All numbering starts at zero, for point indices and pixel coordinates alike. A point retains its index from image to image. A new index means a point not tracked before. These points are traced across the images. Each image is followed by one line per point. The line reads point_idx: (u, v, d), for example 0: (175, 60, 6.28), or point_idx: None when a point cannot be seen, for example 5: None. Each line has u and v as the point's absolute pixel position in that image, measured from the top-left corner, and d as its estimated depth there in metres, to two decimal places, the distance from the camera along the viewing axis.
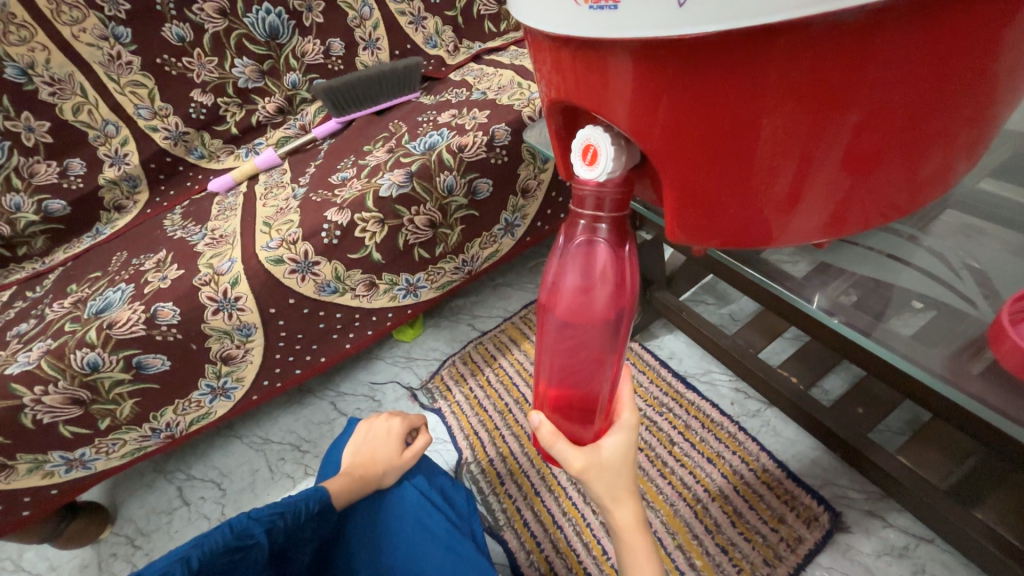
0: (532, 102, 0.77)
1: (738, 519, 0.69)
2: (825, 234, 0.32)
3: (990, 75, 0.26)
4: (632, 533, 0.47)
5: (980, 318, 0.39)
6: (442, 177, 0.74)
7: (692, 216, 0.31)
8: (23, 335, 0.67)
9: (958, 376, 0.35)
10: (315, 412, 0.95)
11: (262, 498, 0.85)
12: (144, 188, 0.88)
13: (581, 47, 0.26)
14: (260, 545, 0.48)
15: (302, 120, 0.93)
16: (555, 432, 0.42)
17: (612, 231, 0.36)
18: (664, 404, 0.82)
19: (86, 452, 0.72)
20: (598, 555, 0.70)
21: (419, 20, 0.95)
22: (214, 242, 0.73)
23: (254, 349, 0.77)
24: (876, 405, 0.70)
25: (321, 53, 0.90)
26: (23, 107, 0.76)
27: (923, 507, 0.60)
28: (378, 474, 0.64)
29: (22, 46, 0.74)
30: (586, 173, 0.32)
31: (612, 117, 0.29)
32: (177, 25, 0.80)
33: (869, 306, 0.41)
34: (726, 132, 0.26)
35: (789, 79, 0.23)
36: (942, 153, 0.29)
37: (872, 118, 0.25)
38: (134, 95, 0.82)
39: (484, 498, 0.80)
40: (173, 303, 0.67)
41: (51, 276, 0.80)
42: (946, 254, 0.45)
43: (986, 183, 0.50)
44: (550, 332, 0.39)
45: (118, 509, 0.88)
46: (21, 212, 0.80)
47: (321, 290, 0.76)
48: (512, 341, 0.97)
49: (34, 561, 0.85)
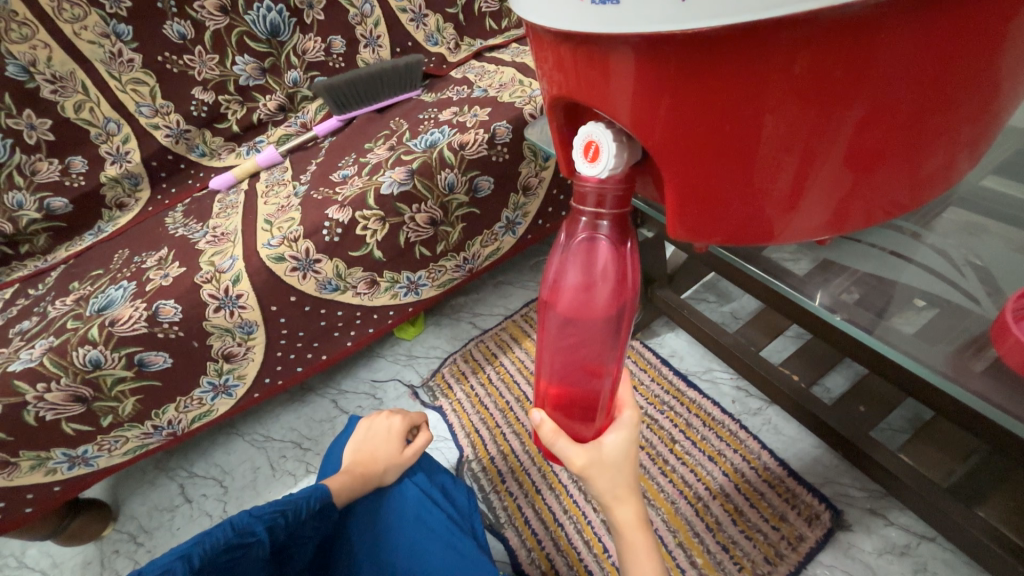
0: (534, 99, 0.76)
1: (739, 518, 0.69)
2: (827, 232, 0.32)
3: (994, 70, 0.26)
4: (633, 531, 0.47)
5: (982, 315, 0.39)
6: (443, 175, 0.74)
7: (694, 213, 0.31)
8: (25, 333, 0.67)
9: (962, 374, 0.34)
10: (316, 409, 0.95)
11: (264, 495, 0.85)
12: (146, 186, 0.88)
13: (582, 43, 0.26)
14: (261, 542, 0.48)
15: (302, 117, 0.93)
16: (556, 430, 0.42)
17: (613, 227, 0.36)
18: (665, 402, 0.82)
19: (88, 449, 0.72)
20: (598, 553, 0.70)
21: (420, 17, 0.94)
22: (216, 239, 0.73)
23: (255, 347, 0.77)
24: (878, 403, 0.70)
25: (322, 50, 0.90)
26: (25, 104, 0.76)
27: (923, 504, 0.59)
28: (378, 472, 0.64)
29: (23, 44, 0.74)
30: (588, 170, 0.32)
31: (613, 113, 0.28)
32: (178, 22, 0.80)
33: (871, 303, 0.41)
34: (728, 129, 0.26)
35: (792, 74, 0.23)
36: (944, 149, 0.29)
37: (875, 114, 0.25)
38: (135, 92, 0.82)
39: (485, 495, 0.80)
40: (175, 301, 0.67)
41: (53, 273, 0.80)
42: (950, 251, 0.45)
43: (988, 180, 0.49)
44: (551, 329, 0.39)
45: (120, 506, 0.89)
46: (23, 210, 0.80)
47: (322, 288, 0.76)
48: (513, 340, 0.97)
49: (36, 558, 0.86)
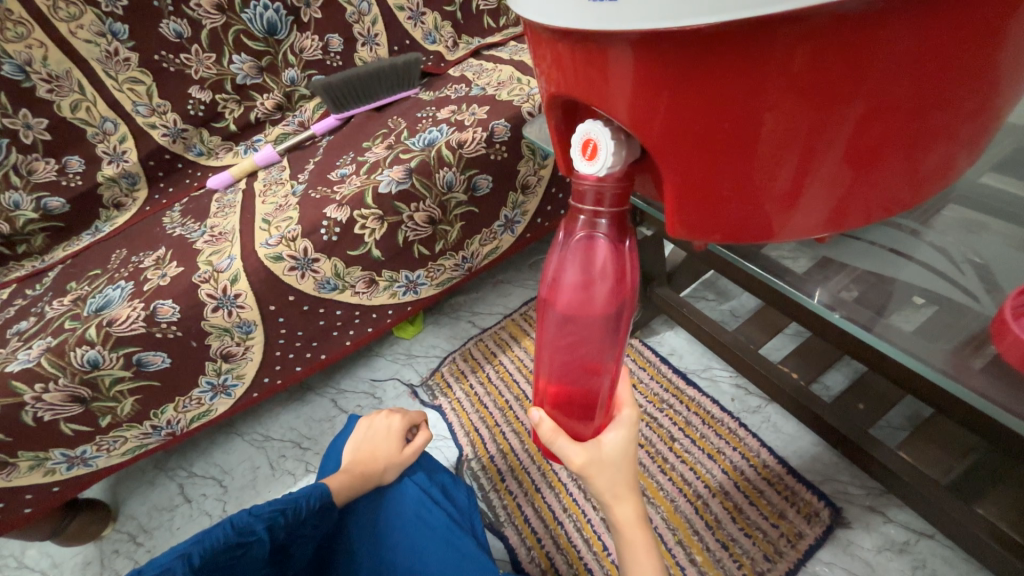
0: (532, 97, 0.76)
1: (739, 515, 0.69)
2: (826, 229, 0.32)
3: (996, 65, 0.26)
4: (633, 530, 0.47)
5: (981, 312, 0.39)
6: (442, 173, 0.74)
7: (693, 212, 0.31)
8: (23, 333, 0.67)
9: (960, 371, 0.34)
10: (315, 409, 0.95)
11: (264, 495, 0.85)
12: (143, 185, 0.88)
13: (580, 40, 0.26)
14: (261, 541, 0.48)
15: (301, 116, 0.92)
16: (556, 429, 0.42)
17: (612, 226, 0.35)
18: (664, 400, 0.82)
19: (87, 450, 0.72)
20: (598, 551, 0.70)
21: (418, 15, 0.94)
22: (214, 239, 0.73)
23: (254, 346, 0.77)
24: (877, 401, 0.70)
25: (319, 48, 0.90)
26: (21, 104, 0.76)
27: (922, 500, 0.60)
28: (378, 471, 0.64)
29: (19, 43, 0.74)
30: (586, 168, 0.32)
31: (612, 111, 0.28)
32: (175, 21, 0.80)
33: (870, 301, 0.41)
34: (727, 127, 0.26)
35: (791, 71, 0.23)
36: (944, 146, 0.29)
37: (876, 111, 0.25)
38: (132, 92, 0.82)
39: (485, 494, 0.80)
40: (173, 301, 0.67)
41: (51, 273, 0.80)
42: (950, 249, 0.45)
43: (988, 177, 0.49)
44: (550, 327, 0.39)
45: (120, 506, 0.88)
46: (21, 210, 0.80)
47: (321, 287, 0.75)
48: (512, 338, 0.97)
49: (36, 558, 0.86)
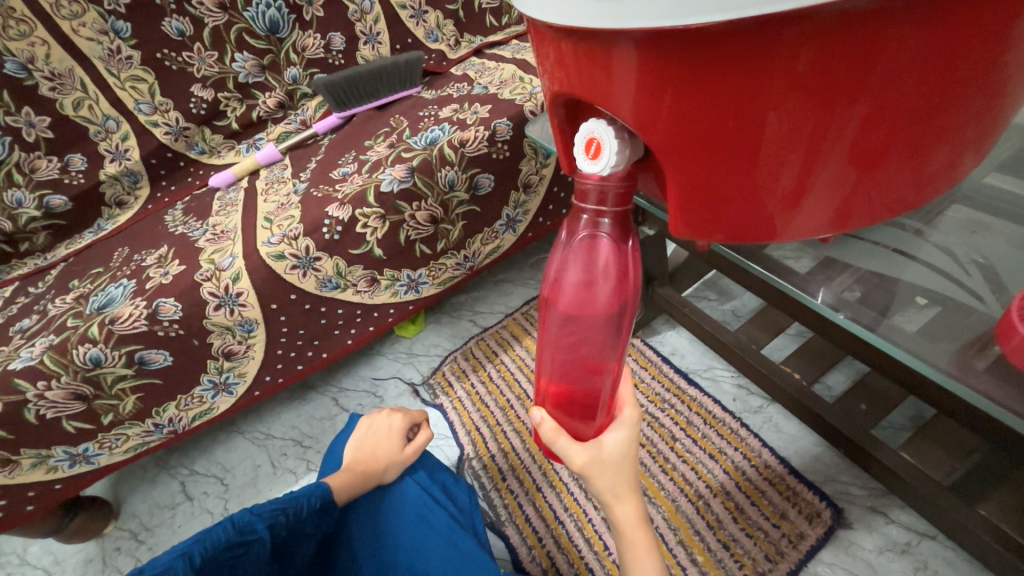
0: (534, 96, 0.76)
1: (739, 516, 0.69)
2: (830, 229, 0.32)
3: (1002, 65, 0.26)
4: (633, 531, 0.47)
5: (986, 313, 0.39)
6: (443, 173, 0.74)
7: (696, 211, 0.30)
8: (25, 331, 0.67)
9: (965, 372, 0.34)
10: (317, 407, 0.95)
11: (265, 493, 0.85)
12: (145, 184, 0.88)
13: (583, 38, 0.26)
14: (262, 540, 0.48)
15: (302, 115, 0.92)
16: (557, 428, 0.42)
17: (615, 225, 0.35)
18: (666, 400, 0.82)
19: (89, 448, 0.72)
20: (598, 550, 0.70)
21: (419, 14, 0.94)
22: (215, 237, 0.73)
23: (255, 345, 0.77)
24: (879, 401, 0.70)
25: (321, 47, 0.90)
26: (23, 102, 0.76)
27: (924, 500, 0.59)
28: (378, 470, 0.64)
29: (22, 41, 0.74)
30: (589, 167, 0.32)
31: (615, 110, 0.28)
32: (177, 19, 0.80)
33: (873, 301, 0.41)
34: (730, 127, 0.26)
35: (795, 70, 0.23)
36: (948, 147, 0.29)
37: (880, 111, 0.25)
38: (134, 90, 0.82)
39: (486, 493, 0.80)
40: (175, 299, 0.67)
41: (53, 271, 0.80)
42: (953, 249, 0.45)
43: (991, 177, 0.49)
44: (552, 326, 0.39)
45: (121, 504, 0.89)
46: (23, 208, 0.80)
47: (323, 286, 0.75)
48: (513, 338, 0.97)
49: (38, 555, 0.86)
